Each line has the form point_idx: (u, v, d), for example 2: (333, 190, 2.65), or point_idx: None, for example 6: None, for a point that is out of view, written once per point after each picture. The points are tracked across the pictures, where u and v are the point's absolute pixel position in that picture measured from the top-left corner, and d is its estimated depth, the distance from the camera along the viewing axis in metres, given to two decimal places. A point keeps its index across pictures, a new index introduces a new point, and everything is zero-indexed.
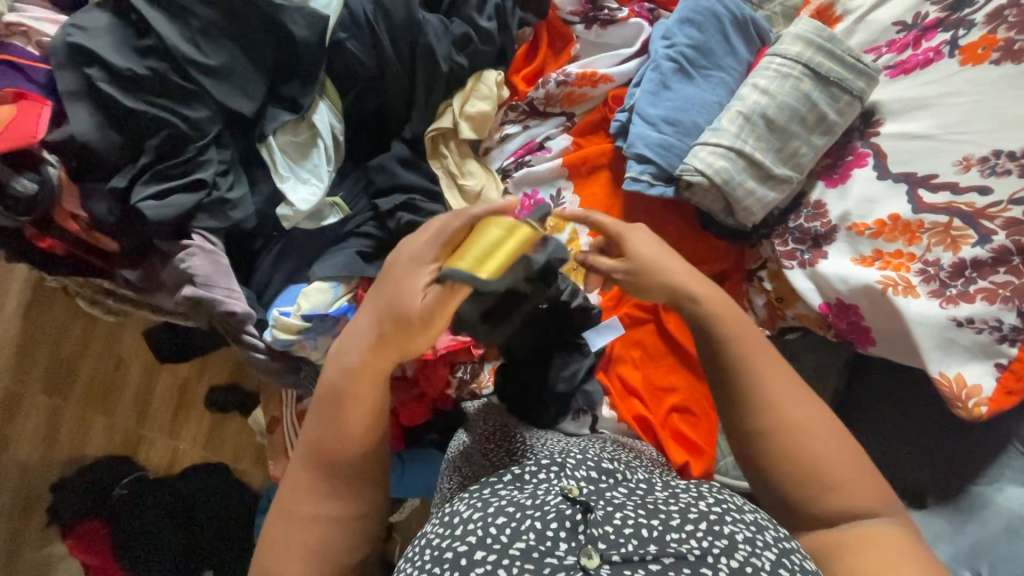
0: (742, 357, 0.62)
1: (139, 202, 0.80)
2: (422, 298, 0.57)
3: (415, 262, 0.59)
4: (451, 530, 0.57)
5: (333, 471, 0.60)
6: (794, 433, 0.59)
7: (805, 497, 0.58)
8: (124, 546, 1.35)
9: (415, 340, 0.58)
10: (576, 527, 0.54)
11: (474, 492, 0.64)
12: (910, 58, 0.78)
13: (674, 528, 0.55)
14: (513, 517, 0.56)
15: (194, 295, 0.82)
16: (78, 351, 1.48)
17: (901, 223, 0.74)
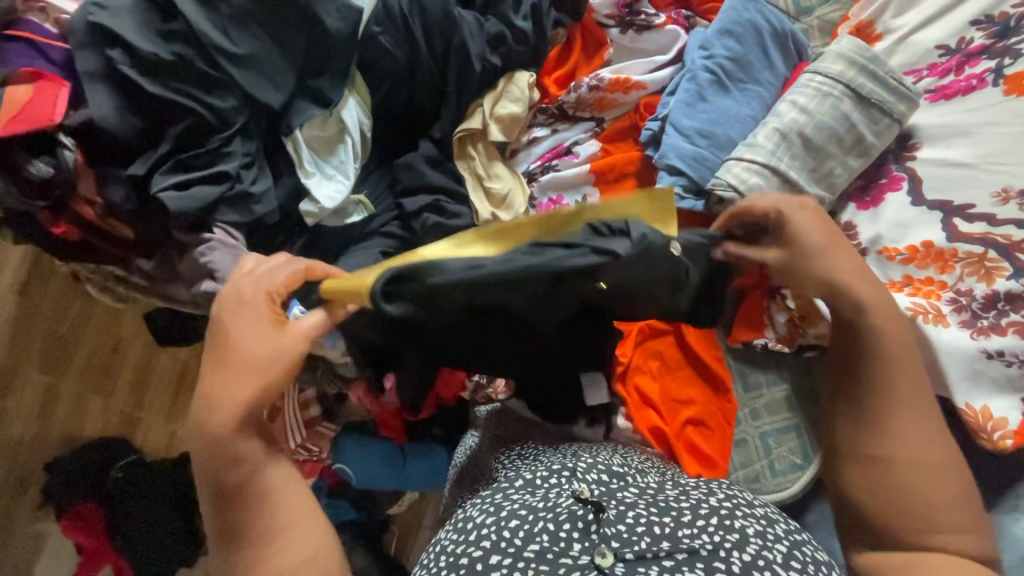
0: (877, 390, 0.60)
1: (159, 192, 0.78)
2: (257, 342, 0.58)
3: (240, 303, 0.61)
4: (465, 536, 0.57)
5: (248, 542, 0.55)
6: (920, 470, 0.56)
7: (905, 527, 0.56)
8: (121, 528, 1.33)
9: (267, 372, 0.58)
10: (589, 527, 0.54)
11: (487, 497, 0.63)
12: (952, 83, 0.78)
13: (685, 524, 0.54)
14: (526, 520, 0.55)
15: (213, 291, 0.81)
16: (76, 331, 1.46)
17: (934, 250, 0.74)
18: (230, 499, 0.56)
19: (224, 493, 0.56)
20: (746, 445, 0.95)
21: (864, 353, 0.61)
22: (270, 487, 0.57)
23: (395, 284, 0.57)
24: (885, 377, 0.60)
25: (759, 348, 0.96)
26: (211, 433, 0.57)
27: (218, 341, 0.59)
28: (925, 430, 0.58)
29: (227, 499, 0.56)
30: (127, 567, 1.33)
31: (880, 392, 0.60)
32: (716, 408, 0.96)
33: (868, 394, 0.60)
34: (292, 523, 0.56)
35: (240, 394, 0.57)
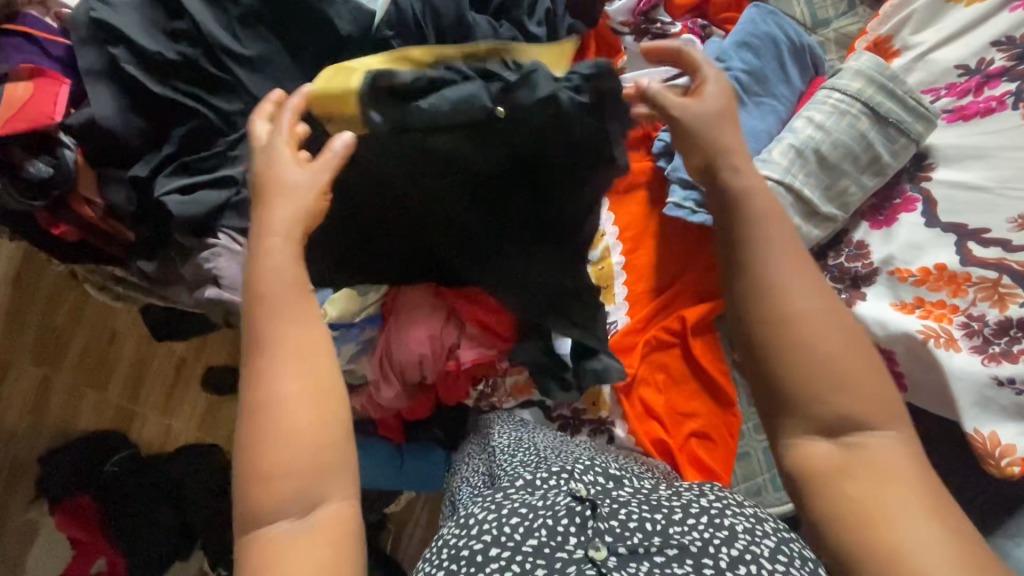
0: (767, 277, 0.56)
1: (162, 196, 0.76)
2: (297, 175, 0.63)
3: (270, 154, 0.65)
4: (465, 529, 0.51)
5: (299, 360, 0.54)
6: (829, 359, 0.52)
7: (821, 393, 0.52)
8: (115, 520, 1.34)
9: (298, 203, 0.62)
10: (586, 522, 0.50)
11: (486, 494, 0.57)
12: (970, 104, 0.77)
13: (677, 521, 0.50)
14: (525, 517, 0.50)
15: (217, 297, 0.80)
16: (71, 323, 1.44)
17: (947, 273, 0.74)
18: (258, 321, 0.55)
19: (251, 310, 0.56)
20: (749, 458, 0.97)
21: (754, 242, 0.59)
22: (301, 317, 0.56)
23: (382, 78, 0.73)
24: (776, 279, 0.55)
25: None
26: (261, 249, 0.59)
27: (265, 181, 0.63)
28: (830, 314, 0.54)
29: (269, 318, 0.56)
30: (121, 561, 1.33)
31: (761, 281, 0.56)
32: (721, 422, 0.96)
33: (756, 283, 0.56)
34: (311, 355, 0.54)
35: (280, 220, 0.61)
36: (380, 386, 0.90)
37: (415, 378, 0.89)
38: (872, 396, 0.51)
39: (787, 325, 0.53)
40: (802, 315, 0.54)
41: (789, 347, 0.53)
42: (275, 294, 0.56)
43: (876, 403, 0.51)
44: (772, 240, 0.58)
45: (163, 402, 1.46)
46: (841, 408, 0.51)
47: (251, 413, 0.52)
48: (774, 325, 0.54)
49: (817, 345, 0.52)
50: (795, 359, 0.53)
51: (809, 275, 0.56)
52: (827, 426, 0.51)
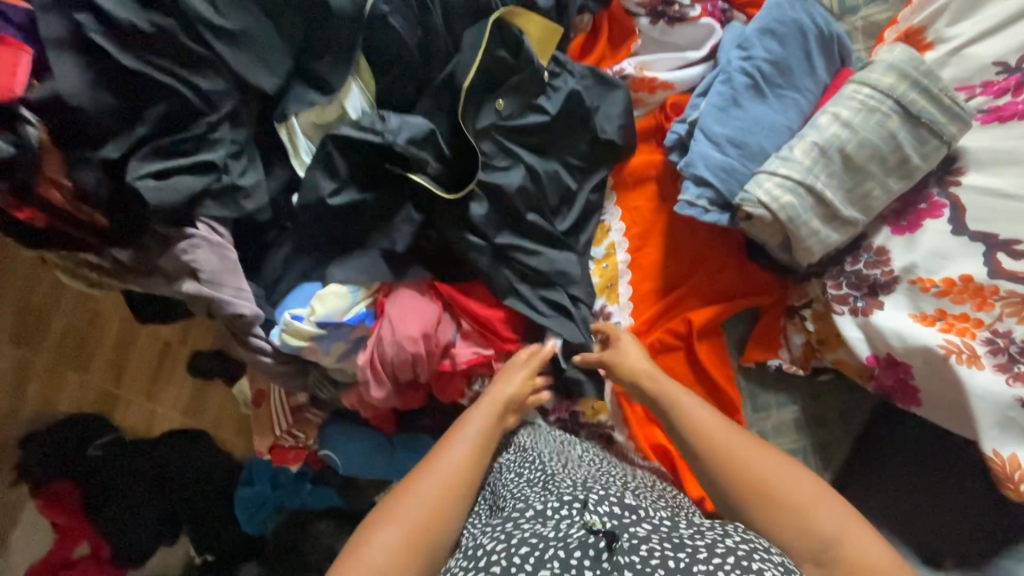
0: (703, 444, 0.68)
1: (136, 180, 0.70)
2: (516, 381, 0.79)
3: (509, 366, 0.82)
4: (474, 561, 0.54)
5: (442, 498, 0.64)
6: (788, 498, 0.61)
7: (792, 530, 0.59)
8: (100, 505, 1.28)
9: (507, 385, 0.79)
10: (600, 556, 0.51)
11: (496, 524, 0.59)
12: (1007, 105, 0.72)
13: (700, 560, 0.51)
14: (535, 546, 0.52)
15: (195, 292, 0.74)
16: (51, 305, 1.38)
17: (973, 286, 0.70)
18: (433, 454, 0.69)
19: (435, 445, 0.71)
20: None
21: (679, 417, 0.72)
22: (466, 468, 0.68)
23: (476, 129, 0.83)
24: (711, 431, 0.68)
25: (771, 368, 0.90)
26: (470, 414, 0.75)
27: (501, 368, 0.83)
28: (766, 453, 0.66)
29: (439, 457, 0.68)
30: (105, 547, 1.28)
31: (704, 449, 0.68)
32: None
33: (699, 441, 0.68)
34: (440, 518, 0.63)
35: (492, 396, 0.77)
36: (369, 387, 0.85)
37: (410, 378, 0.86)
38: (837, 517, 0.59)
39: (745, 470, 0.64)
40: (742, 462, 0.65)
41: (750, 491, 0.63)
42: (452, 449, 0.69)
43: (845, 521, 0.59)
44: (682, 401, 0.73)
45: (150, 385, 1.42)
46: (816, 531, 0.59)
47: (360, 532, 0.61)
48: (729, 478, 0.65)
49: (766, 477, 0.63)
50: (755, 502, 0.62)
51: (732, 425, 0.69)
52: (813, 554, 0.58)
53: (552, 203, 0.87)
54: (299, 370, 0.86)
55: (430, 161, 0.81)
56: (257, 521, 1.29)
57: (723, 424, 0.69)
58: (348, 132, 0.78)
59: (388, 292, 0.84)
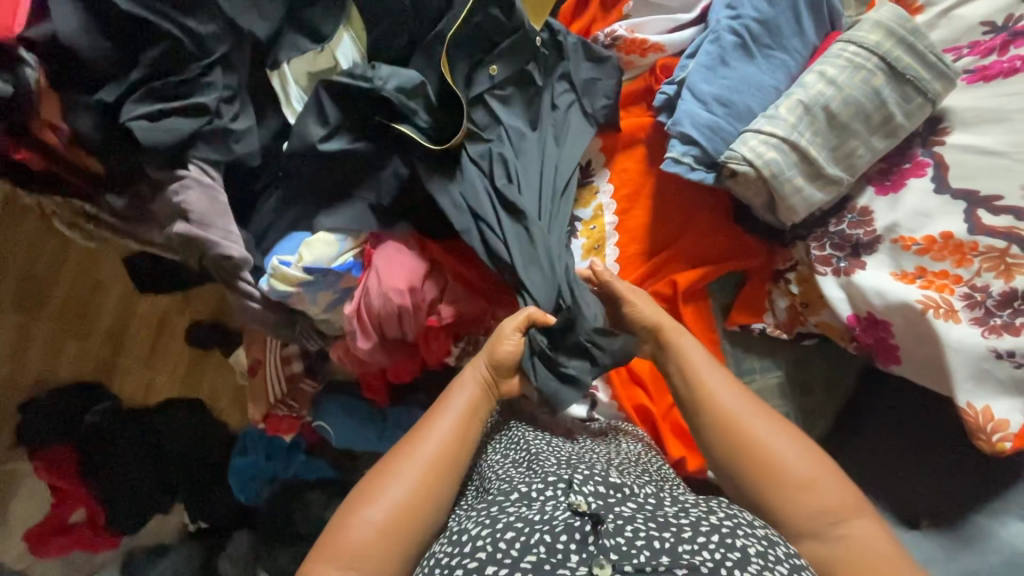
0: (710, 405, 0.68)
1: (130, 121, 0.72)
2: (511, 349, 0.74)
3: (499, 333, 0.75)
4: (461, 548, 0.52)
5: (423, 484, 0.64)
6: (791, 469, 0.62)
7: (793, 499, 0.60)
8: (94, 470, 1.30)
9: (501, 351, 0.74)
10: (587, 538, 0.50)
11: (481, 506, 0.58)
12: (993, 64, 0.73)
13: (685, 540, 0.51)
14: (520, 532, 0.51)
15: (186, 233, 0.75)
16: (52, 271, 1.40)
17: (953, 242, 0.71)
18: (416, 432, 0.69)
19: (418, 423, 0.70)
20: None
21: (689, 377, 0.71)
22: (444, 452, 0.67)
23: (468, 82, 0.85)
24: (721, 405, 0.67)
25: (755, 332, 0.89)
26: (454, 387, 0.73)
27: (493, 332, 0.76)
28: (776, 428, 0.65)
29: (418, 440, 0.68)
30: (100, 512, 1.30)
31: (708, 409, 0.68)
32: None
33: (710, 409, 0.67)
34: (424, 500, 0.64)
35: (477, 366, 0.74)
36: (356, 338, 0.85)
37: (397, 334, 0.87)
38: (834, 495, 0.60)
39: (752, 446, 0.64)
40: (751, 437, 0.64)
41: (751, 466, 0.63)
42: (435, 427, 0.69)
43: (841, 498, 0.60)
44: (698, 367, 0.71)
45: (148, 353, 1.44)
46: (813, 508, 0.60)
47: (346, 509, 0.64)
48: (735, 453, 0.64)
49: (771, 456, 0.63)
50: (754, 477, 0.62)
51: (749, 396, 0.68)
52: (809, 530, 0.59)
53: (540, 171, 0.85)
54: (286, 319, 0.88)
55: (419, 112, 0.81)
56: (252, 490, 1.29)
57: (738, 396, 0.68)
58: (342, 80, 0.80)
59: (375, 243, 0.85)
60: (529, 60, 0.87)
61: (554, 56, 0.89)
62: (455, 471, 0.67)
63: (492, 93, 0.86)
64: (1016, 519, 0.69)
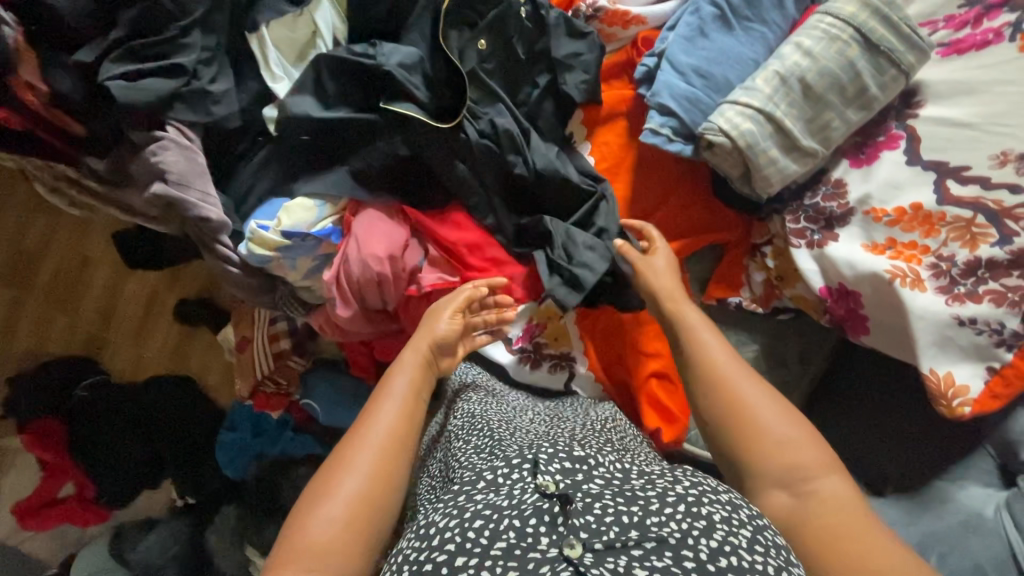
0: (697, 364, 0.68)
1: (105, 81, 0.72)
2: (447, 324, 0.78)
3: (435, 311, 0.79)
4: (427, 541, 0.47)
5: (376, 467, 0.61)
6: (769, 428, 0.61)
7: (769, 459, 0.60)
8: (82, 443, 1.31)
9: (438, 326, 0.77)
10: (556, 520, 0.46)
11: (447, 497, 0.53)
12: (967, 37, 0.74)
13: (653, 512, 0.47)
14: (489, 519, 0.46)
15: (163, 194, 0.75)
16: (40, 245, 1.40)
17: (923, 213, 0.72)
18: (364, 418, 0.66)
19: (365, 408, 0.68)
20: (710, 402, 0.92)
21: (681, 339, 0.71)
22: (394, 433, 0.65)
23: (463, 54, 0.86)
24: (715, 359, 0.67)
25: (731, 307, 0.89)
26: (397, 367, 0.72)
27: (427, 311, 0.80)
28: (759, 386, 0.64)
29: (367, 424, 0.65)
30: (88, 484, 1.30)
31: (696, 367, 0.67)
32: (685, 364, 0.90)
33: (700, 362, 0.67)
34: (381, 486, 0.60)
35: (416, 347, 0.75)
36: (335, 306, 0.86)
37: (377, 303, 0.87)
38: (811, 451, 0.59)
39: (736, 400, 0.63)
40: (736, 390, 0.64)
41: (734, 418, 0.62)
42: (383, 408, 0.67)
43: (818, 455, 0.59)
44: (693, 326, 0.71)
45: (136, 330, 1.42)
46: (790, 461, 0.59)
47: (303, 509, 0.58)
48: (720, 404, 0.64)
49: (754, 411, 0.62)
50: (735, 430, 0.62)
51: (737, 357, 0.68)
52: (784, 481, 0.59)
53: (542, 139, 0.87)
54: (267, 284, 0.89)
55: (419, 88, 0.82)
56: (239, 465, 1.29)
57: (727, 352, 0.68)
58: (341, 54, 0.81)
59: (355, 211, 0.84)
60: (512, 34, 0.87)
61: (536, 30, 0.87)
62: (409, 450, 0.65)
63: (482, 67, 0.86)
64: (974, 483, 0.71)
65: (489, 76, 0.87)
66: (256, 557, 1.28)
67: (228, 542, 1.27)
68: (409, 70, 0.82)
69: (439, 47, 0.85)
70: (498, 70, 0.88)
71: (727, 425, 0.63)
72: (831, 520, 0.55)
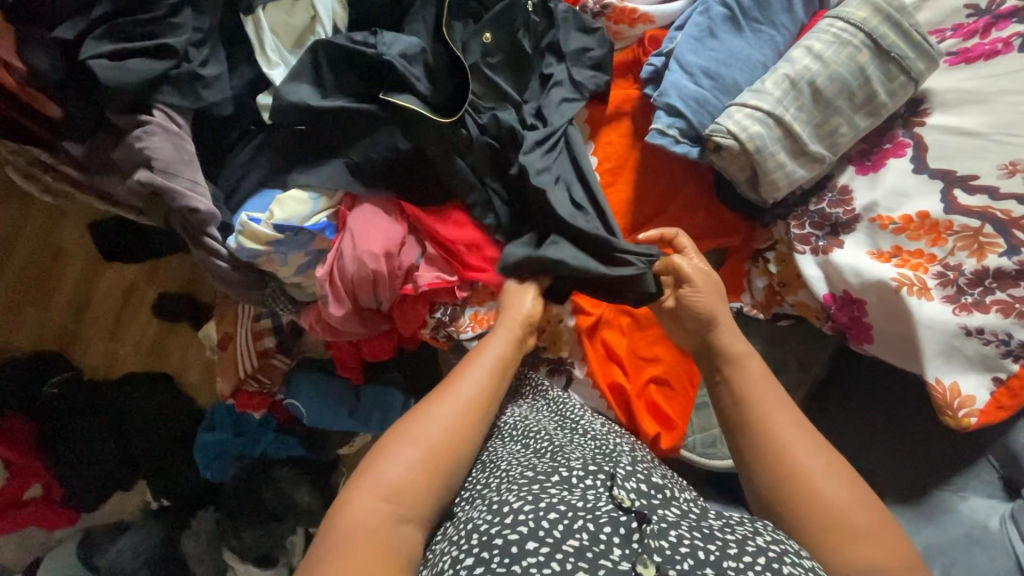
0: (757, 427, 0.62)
1: (89, 60, 0.69)
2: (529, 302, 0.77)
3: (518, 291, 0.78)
4: (500, 517, 0.49)
5: (455, 424, 0.61)
6: (836, 507, 0.56)
7: (836, 537, 0.54)
8: (50, 444, 1.25)
9: (520, 302, 0.77)
10: (630, 536, 0.48)
11: (520, 481, 0.56)
12: (976, 46, 0.74)
13: (732, 557, 0.47)
14: (564, 514, 0.48)
15: (148, 181, 0.71)
16: (11, 235, 1.33)
17: (929, 222, 0.71)
18: (449, 377, 0.66)
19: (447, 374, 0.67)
20: (707, 409, 0.91)
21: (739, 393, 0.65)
22: (477, 398, 0.65)
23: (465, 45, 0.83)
24: (779, 437, 0.60)
25: (732, 312, 0.87)
26: (488, 340, 0.72)
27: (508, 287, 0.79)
28: (823, 457, 0.59)
29: (451, 382, 0.66)
30: (58, 486, 1.25)
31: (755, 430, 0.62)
32: (682, 369, 0.91)
33: (761, 434, 0.61)
34: (456, 445, 0.60)
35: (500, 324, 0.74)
36: (328, 303, 0.82)
37: (371, 303, 0.83)
38: (885, 550, 0.53)
39: (802, 489, 0.57)
40: (803, 474, 0.57)
41: (797, 509, 0.57)
42: (465, 375, 0.66)
43: (893, 555, 0.54)
44: (754, 386, 0.65)
45: (111, 325, 1.36)
46: (861, 565, 0.53)
47: (379, 451, 0.59)
48: (781, 488, 0.58)
49: (824, 504, 0.56)
50: (795, 520, 0.57)
51: (806, 428, 0.61)
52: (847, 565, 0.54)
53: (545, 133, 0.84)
54: (256, 282, 0.85)
55: (421, 80, 0.80)
56: (218, 467, 1.24)
57: (793, 425, 0.61)
58: (341, 41, 0.78)
59: (351, 205, 0.81)
60: (518, 28, 0.84)
61: (544, 24, 0.86)
62: (481, 422, 0.64)
63: (486, 62, 0.84)
64: (976, 494, 0.70)
65: (494, 71, 0.84)
66: (235, 562, 1.24)
67: (204, 546, 1.23)
68: (410, 60, 0.79)
69: (442, 38, 0.82)
70: (502, 65, 0.85)
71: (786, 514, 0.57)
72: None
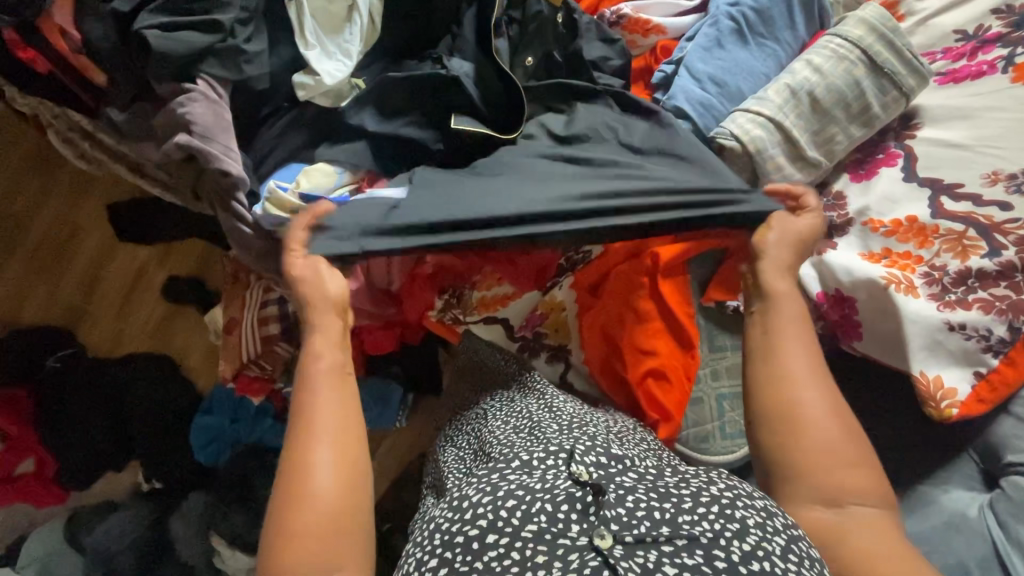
0: (777, 355, 0.62)
1: (142, 29, 0.75)
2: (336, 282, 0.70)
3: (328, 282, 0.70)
4: (460, 513, 0.52)
5: (331, 465, 0.56)
6: (833, 445, 0.57)
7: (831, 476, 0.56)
8: (46, 418, 1.25)
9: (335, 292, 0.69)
10: (587, 509, 0.50)
11: (481, 475, 0.57)
12: (963, 68, 0.80)
13: (685, 510, 0.50)
14: (522, 499, 0.50)
15: (187, 144, 0.76)
16: (33, 208, 1.37)
17: (917, 225, 0.75)
18: (302, 425, 0.59)
19: (296, 418, 0.60)
20: (701, 404, 0.90)
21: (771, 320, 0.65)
22: (340, 425, 0.59)
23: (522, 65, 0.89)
24: (787, 353, 0.62)
25: (729, 310, 0.93)
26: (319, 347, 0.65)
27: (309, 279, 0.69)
28: (828, 395, 0.60)
29: (309, 422, 0.59)
30: (51, 460, 1.25)
31: (772, 357, 0.62)
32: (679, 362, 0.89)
33: (774, 358, 0.62)
34: (351, 483, 0.57)
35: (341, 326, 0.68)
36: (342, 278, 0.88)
37: (382, 281, 0.93)
38: (867, 478, 0.57)
39: (799, 413, 0.59)
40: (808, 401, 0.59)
41: (790, 431, 0.58)
42: (319, 408, 0.60)
43: (869, 481, 0.57)
44: (784, 303, 0.65)
45: (119, 303, 1.38)
46: (844, 487, 0.56)
47: (277, 546, 0.53)
48: (775, 398, 0.60)
49: (812, 425, 0.58)
50: (791, 443, 0.58)
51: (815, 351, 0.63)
52: (828, 498, 0.56)
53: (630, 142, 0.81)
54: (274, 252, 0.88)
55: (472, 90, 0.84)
56: (212, 451, 1.26)
57: (807, 356, 0.62)
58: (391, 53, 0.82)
59: (373, 182, 0.86)
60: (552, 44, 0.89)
61: (569, 35, 0.90)
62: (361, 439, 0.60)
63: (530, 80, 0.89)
64: (958, 487, 0.72)
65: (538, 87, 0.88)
66: (222, 547, 1.22)
67: (193, 529, 1.21)
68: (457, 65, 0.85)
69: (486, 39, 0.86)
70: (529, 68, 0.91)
71: (781, 429, 0.59)
72: (866, 546, 0.53)
